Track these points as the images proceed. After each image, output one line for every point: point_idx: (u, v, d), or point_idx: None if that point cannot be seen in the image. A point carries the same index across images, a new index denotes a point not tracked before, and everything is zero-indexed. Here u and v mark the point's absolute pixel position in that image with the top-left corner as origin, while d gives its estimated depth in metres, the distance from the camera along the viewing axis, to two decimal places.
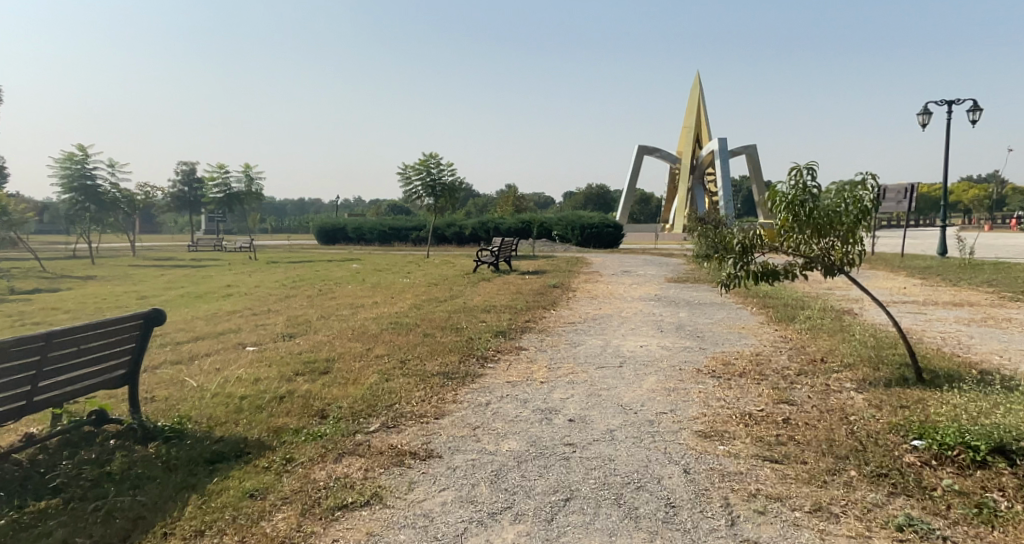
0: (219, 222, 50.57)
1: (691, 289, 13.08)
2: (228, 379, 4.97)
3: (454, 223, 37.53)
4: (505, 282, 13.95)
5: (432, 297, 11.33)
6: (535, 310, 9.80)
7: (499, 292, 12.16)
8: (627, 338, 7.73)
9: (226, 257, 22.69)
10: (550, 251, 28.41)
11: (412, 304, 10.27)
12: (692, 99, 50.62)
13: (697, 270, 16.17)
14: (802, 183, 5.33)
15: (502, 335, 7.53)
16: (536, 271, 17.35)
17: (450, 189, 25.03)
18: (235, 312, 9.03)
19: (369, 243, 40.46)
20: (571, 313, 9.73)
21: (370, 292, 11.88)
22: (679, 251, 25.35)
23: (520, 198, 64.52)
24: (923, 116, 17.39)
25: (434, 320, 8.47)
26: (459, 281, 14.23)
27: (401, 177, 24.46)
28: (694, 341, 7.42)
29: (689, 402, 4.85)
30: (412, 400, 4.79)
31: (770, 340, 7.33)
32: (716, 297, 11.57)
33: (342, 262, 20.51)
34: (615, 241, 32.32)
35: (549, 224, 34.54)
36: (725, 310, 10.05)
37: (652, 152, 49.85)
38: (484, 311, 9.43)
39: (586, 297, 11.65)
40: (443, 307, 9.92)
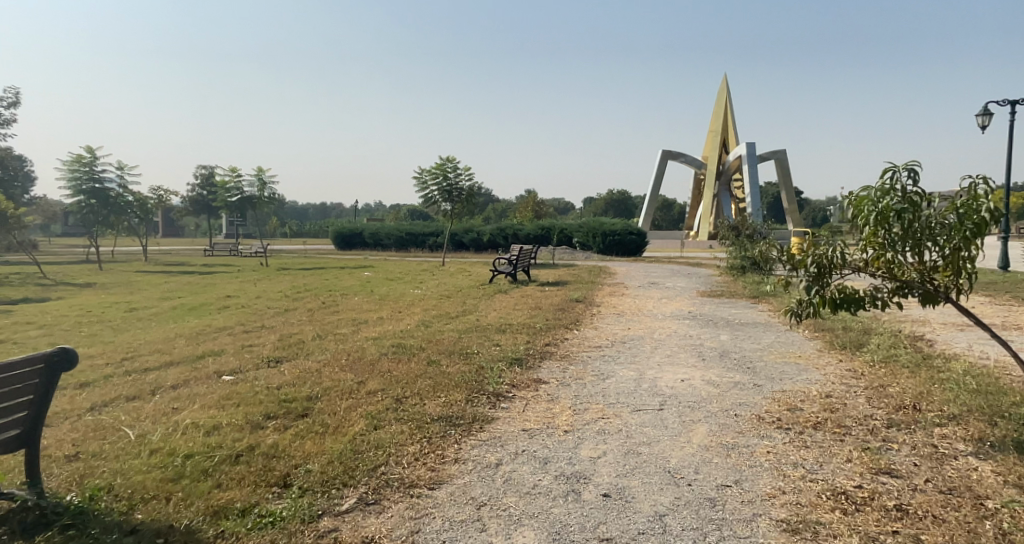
0: (237, 226, 50.41)
1: (727, 305, 11.97)
2: (178, 427, 4.01)
3: (473, 229, 36.65)
4: (523, 295, 12.94)
5: (443, 312, 10.36)
6: (557, 330, 8.77)
7: (517, 307, 11.16)
8: (664, 368, 6.67)
9: (237, 263, 22.03)
10: (572, 258, 27.35)
11: (421, 321, 9.32)
12: (719, 103, 49.24)
13: (731, 284, 15.00)
14: (898, 188, 4.26)
15: (518, 364, 6.51)
16: (557, 282, 16.31)
17: (467, 194, 24.11)
18: (223, 328, 8.14)
19: (386, 249, 39.81)
20: (597, 334, 8.69)
21: (377, 305, 10.96)
22: (709, 261, 24.10)
23: (540, 204, 63.63)
24: (983, 117, 16.38)
25: (442, 342, 7.50)
26: (474, 292, 13.26)
27: (417, 181, 23.64)
28: (743, 375, 6.34)
29: (757, 470, 3.79)
30: (403, 461, 3.79)
31: (834, 376, 6.22)
32: (758, 317, 10.46)
33: (354, 270, 19.69)
34: (639, 249, 31.16)
35: (570, 231, 33.51)
36: (770, 332, 8.96)
37: (677, 157, 48.55)
38: (500, 331, 8.45)
39: (611, 314, 10.61)
40: (455, 325, 8.95)
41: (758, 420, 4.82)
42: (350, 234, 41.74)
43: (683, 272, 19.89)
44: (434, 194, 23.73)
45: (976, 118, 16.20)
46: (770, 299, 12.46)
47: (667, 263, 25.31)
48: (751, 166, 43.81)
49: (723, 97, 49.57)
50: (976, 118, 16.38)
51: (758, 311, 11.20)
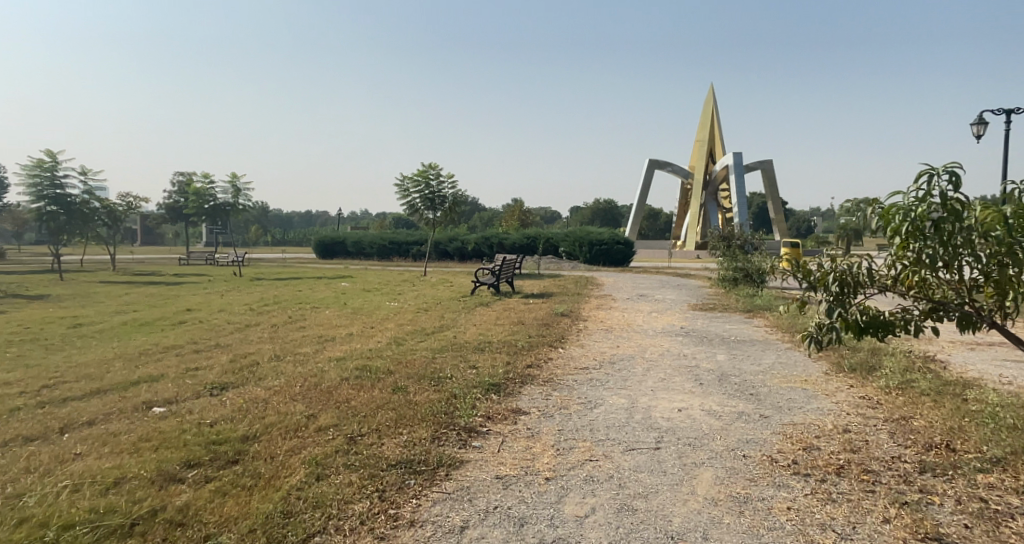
0: (217, 234, 49.32)
1: (721, 321, 11.36)
2: (71, 483, 3.27)
3: (457, 238, 35.95)
4: (506, 308, 12.25)
5: (420, 327, 9.65)
6: (541, 348, 8.10)
7: (499, 322, 10.47)
8: (659, 396, 6.01)
9: (209, 273, 21.13)
10: (558, 269, 26.73)
11: (394, 338, 8.59)
12: (705, 113, 49.06)
13: (723, 298, 14.43)
14: (937, 194, 3.64)
15: (497, 391, 5.81)
16: (542, 293, 15.64)
17: (450, 202, 23.42)
18: (173, 347, 7.38)
19: (369, 258, 39.03)
20: (585, 354, 8.02)
21: (349, 319, 10.22)
22: (698, 272, 23.59)
23: (527, 213, 63.08)
24: (979, 126, 16.00)
25: (414, 364, 6.78)
26: (455, 305, 12.56)
27: (399, 189, 22.91)
28: (748, 405, 5.68)
29: (778, 535, 3.13)
30: (346, 528, 3.07)
31: (849, 406, 5.58)
32: (755, 334, 9.85)
33: (331, 280, 18.91)
34: (626, 259, 30.61)
35: (556, 240, 32.91)
36: (769, 352, 8.34)
37: (664, 166, 48.22)
38: (479, 350, 7.75)
39: (600, 330, 9.95)
40: (430, 343, 8.24)
41: (770, 463, 4.16)
42: (332, 242, 40.87)
43: (673, 284, 19.31)
44: (416, 203, 22.98)
45: (972, 126, 15.82)
46: (765, 313, 11.87)
47: (655, 273, 24.76)
48: (738, 176, 43.55)
49: (710, 107, 49.37)
50: (972, 126, 16.01)
51: (755, 327, 10.59)
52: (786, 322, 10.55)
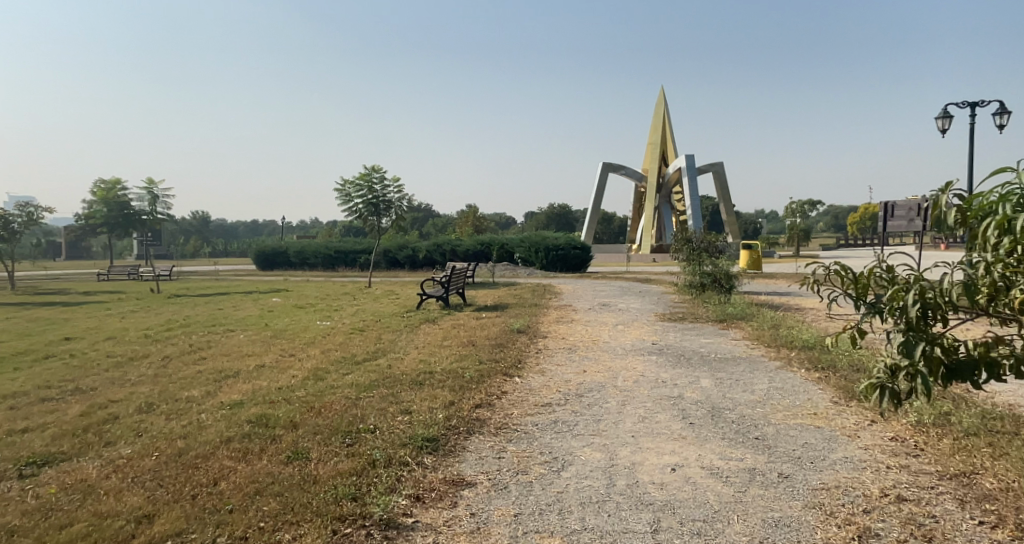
0: (148, 246, 46.11)
1: (696, 334, 10.18)
2: None
3: (407, 246, 34.25)
4: (455, 325, 10.82)
5: (350, 354, 8.11)
6: (493, 378, 6.70)
7: (445, 343, 9.02)
8: (644, 446, 4.68)
9: (124, 290, 18.90)
10: (513, 276, 25.36)
11: (315, 371, 7.06)
12: (657, 115, 48.57)
13: (692, 307, 13.32)
14: None
15: (433, 449, 4.38)
16: (496, 305, 14.24)
17: (396, 208, 21.77)
18: (14, 396, 5.67)
19: (313, 268, 36.95)
20: (546, 384, 6.65)
21: (266, 345, 8.61)
22: (658, 277, 22.60)
23: (480, 219, 61.66)
24: (943, 119, 14.90)
25: (329, 410, 5.28)
26: (397, 322, 11.05)
27: (339, 193, 21.11)
28: (757, 457, 4.41)
29: None
30: None
31: (885, 457, 4.36)
32: (737, 349, 8.69)
33: (263, 296, 17.02)
34: (583, 264, 29.53)
35: (510, 246, 31.59)
36: (760, 374, 7.12)
37: (618, 169, 47.51)
38: (416, 384, 6.30)
39: (562, 350, 8.61)
40: (359, 376, 6.73)
41: None
42: (274, 252, 38.59)
43: (635, 290, 18.18)
44: (360, 209, 21.20)
45: (937, 121, 14.71)
46: (741, 324, 10.74)
47: (615, 279, 23.69)
48: (691, 178, 43.08)
49: (661, 109, 48.97)
50: (936, 120, 14.85)
51: (733, 341, 9.42)
52: (768, 334, 9.42)
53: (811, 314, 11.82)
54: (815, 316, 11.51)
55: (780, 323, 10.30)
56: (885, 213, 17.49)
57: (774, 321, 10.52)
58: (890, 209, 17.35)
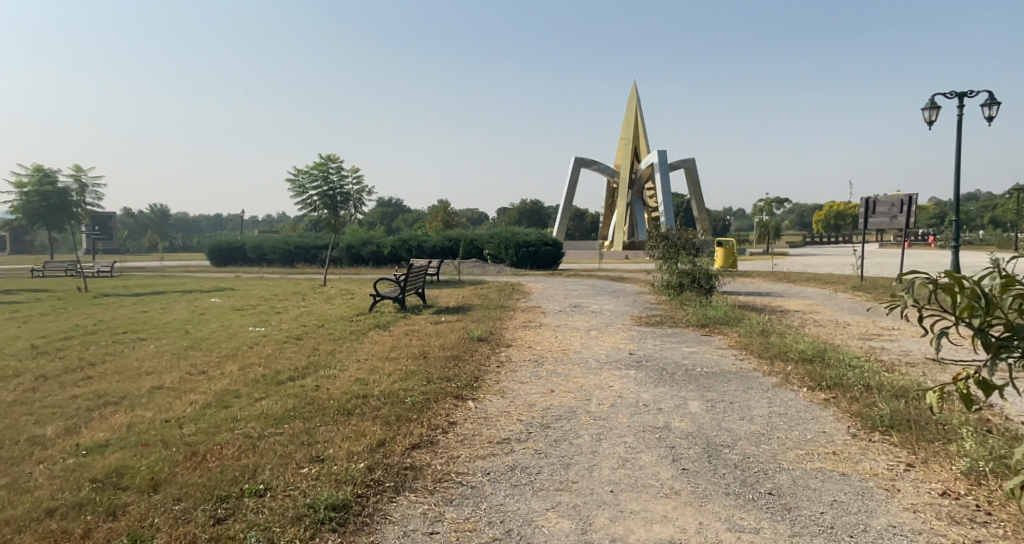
0: (95, 239, 43.79)
1: (676, 342, 9.08)
2: None
3: (371, 242, 32.80)
4: (407, 331, 9.59)
5: (274, 370, 6.84)
6: (440, 404, 5.48)
7: (391, 354, 7.78)
8: (626, 508, 3.52)
9: (49, 290, 17.16)
10: (480, 274, 24.15)
11: (222, 395, 5.77)
12: (629, 110, 47.73)
13: (670, 310, 12.28)
14: None
15: (337, 528, 3.17)
16: (457, 307, 13.02)
17: (355, 201, 20.33)
18: None
19: (270, 264, 35.26)
20: (505, 411, 5.46)
21: (175, 361, 7.27)
22: (631, 275, 21.63)
23: (449, 214, 60.36)
24: (930, 110, 14.08)
25: (214, 459, 4.02)
26: (341, 328, 9.77)
27: (292, 185, 19.61)
28: (776, 527, 3.28)
29: None
30: None
31: (944, 526, 3.27)
32: (726, 360, 7.62)
33: (203, 296, 15.52)
34: (553, 262, 28.49)
35: (478, 242, 30.38)
36: (757, 393, 6.04)
37: (590, 165, 46.58)
38: (341, 414, 5.06)
39: (525, 364, 7.45)
40: (274, 402, 5.47)
41: None
42: (230, 247, 36.77)
43: (607, 290, 17.12)
44: (315, 202, 19.71)
45: (924, 111, 13.87)
46: (726, 330, 9.71)
47: (586, 277, 22.65)
48: (663, 174, 42.33)
49: (633, 104, 48.15)
50: (923, 111, 14.02)
51: (719, 350, 8.35)
52: (757, 342, 8.37)
53: (798, 317, 10.86)
54: (804, 320, 10.55)
55: (767, 329, 9.30)
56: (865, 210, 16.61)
57: (762, 326, 9.51)
58: (871, 204, 16.50)
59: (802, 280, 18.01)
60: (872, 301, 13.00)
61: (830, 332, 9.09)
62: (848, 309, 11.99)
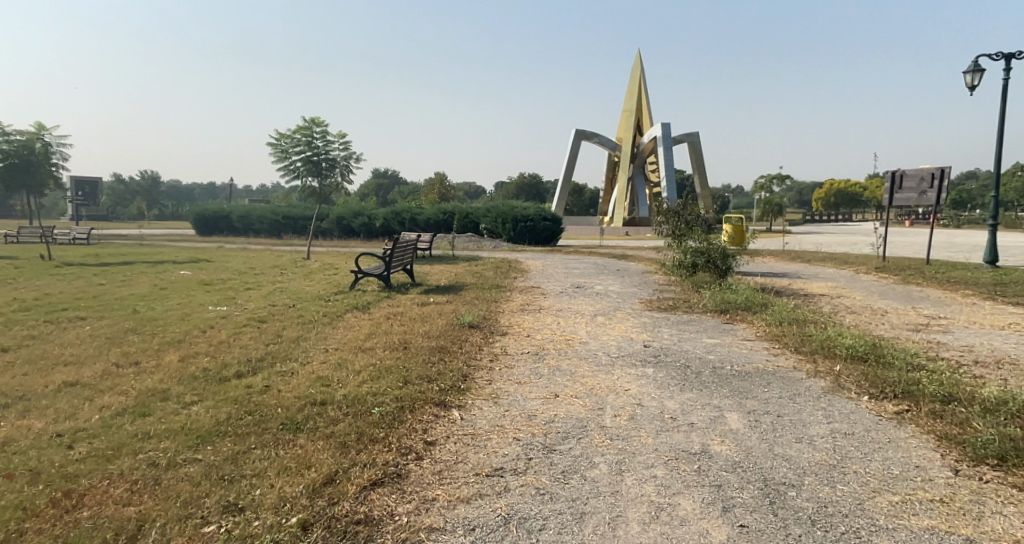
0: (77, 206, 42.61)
1: (695, 331, 7.96)
2: None
3: (362, 213, 31.55)
4: (390, 315, 8.45)
5: (221, 362, 5.69)
6: (415, 416, 4.34)
7: (367, 344, 6.64)
8: None
9: (11, 258, 15.95)
10: (475, 249, 22.98)
11: (146, 398, 4.63)
12: (632, 80, 45.98)
13: (682, 293, 11.15)
14: None
15: None
16: (449, 285, 11.87)
17: (342, 169, 19.02)
18: None
19: (258, 234, 34.06)
20: (498, 427, 4.34)
21: (107, 347, 6.11)
22: (634, 252, 20.48)
23: (445, 186, 58.94)
24: (972, 74, 12.77)
25: (91, 505, 2.91)
26: (315, 309, 8.61)
27: (274, 150, 18.30)
28: None
29: None
30: None
31: None
32: (759, 355, 6.51)
33: (174, 268, 14.33)
34: (552, 237, 27.27)
35: (474, 215, 29.10)
36: (808, 401, 4.90)
37: (590, 137, 45.04)
38: (287, 431, 3.94)
39: (523, 359, 6.32)
40: (207, 409, 4.33)
41: None
42: (216, 216, 35.50)
43: (610, 269, 15.96)
44: (298, 168, 18.41)
45: (966, 75, 12.56)
46: (749, 317, 8.58)
47: (588, 254, 21.53)
48: (666, 148, 40.87)
49: (637, 75, 46.40)
50: (964, 74, 12.69)
51: (746, 343, 7.22)
52: (791, 333, 7.24)
53: (827, 303, 9.74)
54: (834, 305, 9.42)
55: (798, 316, 8.18)
56: (892, 183, 15.52)
57: (791, 313, 8.38)
58: (898, 178, 15.39)
59: (819, 260, 16.85)
60: (902, 285, 11.86)
61: (871, 320, 7.97)
62: (880, 294, 10.85)
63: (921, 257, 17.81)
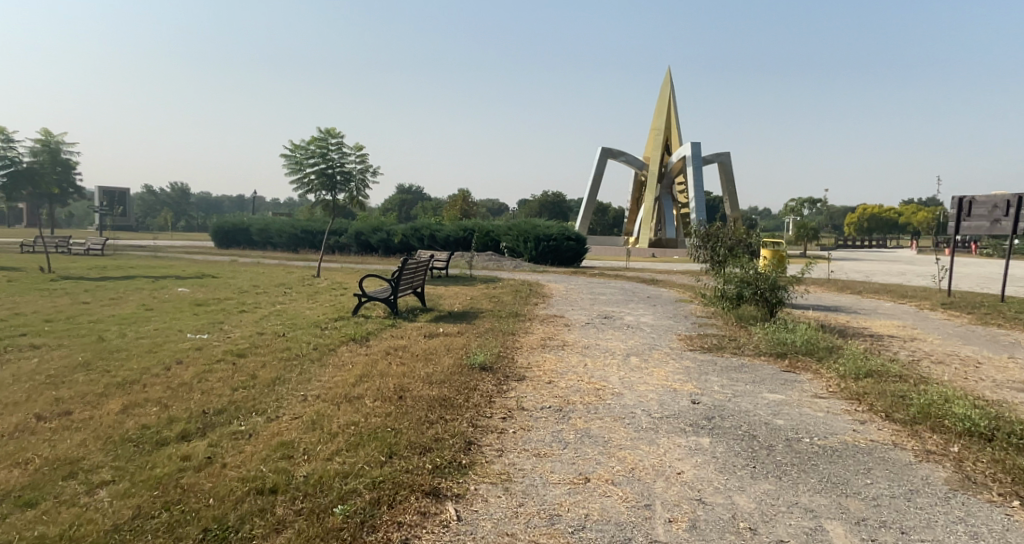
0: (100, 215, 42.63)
1: (750, 382, 6.66)
2: None
3: (381, 229, 30.72)
4: (391, 351, 7.25)
5: (167, 414, 4.53)
6: (395, 520, 3.14)
7: (355, 391, 5.45)
8: None
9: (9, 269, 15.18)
10: (495, 269, 21.86)
11: (46, 473, 3.47)
12: (662, 98, 44.82)
13: (726, 329, 9.85)
14: None
15: None
16: (463, 313, 10.71)
17: (357, 182, 18.13)
18: None
19: (276, 248, 33.48)
20: (508, 538, 3.10)
21: (39, 390, 5.00)
22: (665, 277, 19.16)
23: (468, 203, 58.24)
24: None
25: None
26: (306, 340, 7.47)
27: (289, 162, 17.52)
28: None
29: None
30: None
31: None
32: (841, 424, 5.19)
33: (172, 284, 13.39)
34: (576, 258, 26.09)
35: (495, 234, 28.05)
36: (933, 506, 3.60)
37: (617, 156, 43.89)
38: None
39: (544, 419, 5.07)
40: (113, 496, 3.15)
41: None
42: (235, 229, 35.10)
43: (640, 296, 14.69)
44: (312, 181, 17.55)
45: None
46: (812, 364, 7.26)
47: (615, 277, 20.26)
48: (696, 168, 39.49)
49: (667, 93, 45.23)
50: None
51: (818, 402, 5.90)
52: (873, 393, 5.92)
53: (901, 350, 8.36)
54: (910, 353, 8.07)
55: (874, 367, 6.85)
56: (960, 211, 14.34)
57: (864, 362, 7.05)
58: (967, 206, 14.24)
59: (870, 293, 15.38)
60: (978, 328, 10.42)
61: (965, 377, 6.61)
62: (957, 338, 9.43)
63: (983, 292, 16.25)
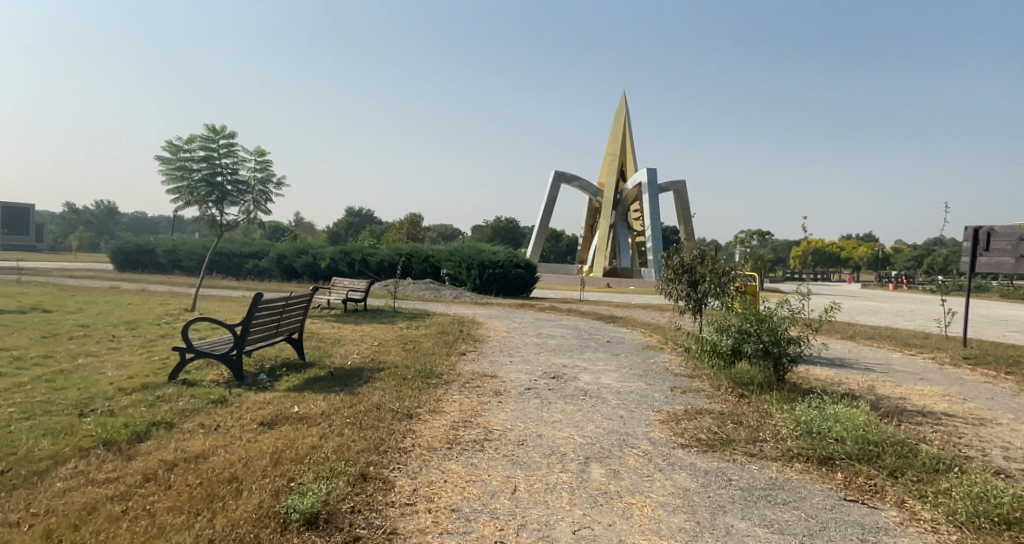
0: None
1: (807, 540, 3.66)
2: None
3: (307, 252, 27.22)
4: (164, 471, 3.91)
5: None
6: None
7: None
8: None
9: None
10: (427, 301, 18.66)
11: None
12: (616, 122, 42.72)
13: (721, 403, 6.94)
14: None
15: None
16: (350, 373, 7.49)
17: (255, 195, 14.83)
18: None
19: (186, 272, 29.54)
20: None
21: None
22: (625, 313, 16.33)
23: (415, 227, 55.03)
24: None
25: None
26: (9, 447, 4.10)
27: (165, 166, 14.08)
28: None
29: None
30: None
31: None
32: None
33: None
34: (525, 287, 23.34)
35: (434, 259, 24.84)
36: None
37: (570, 180, 41.41)
38: None
39: None
40: None
41: None
42: (139, 250, 30.96)
43: (598, 340, 11.72)
44: (193, 191, 14.13)
45: None
46: (895, 493, 4.33)
47: (569, 312, 17.32)
48: (653, 196, 37.28)
49: (622, 117, 43.16)
50: None
51: None
52: None
53: (989, 447, 5.57)
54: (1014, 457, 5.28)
55: (1011, 502, 3.95)
56: (974, 243, 12.07)
57: (984, 487, 4.16)
58: (982, 237, 11.98)
59: (869, 340, 12.83)
60: None
61: None
62: None
63: (991, 338, 13.94)
